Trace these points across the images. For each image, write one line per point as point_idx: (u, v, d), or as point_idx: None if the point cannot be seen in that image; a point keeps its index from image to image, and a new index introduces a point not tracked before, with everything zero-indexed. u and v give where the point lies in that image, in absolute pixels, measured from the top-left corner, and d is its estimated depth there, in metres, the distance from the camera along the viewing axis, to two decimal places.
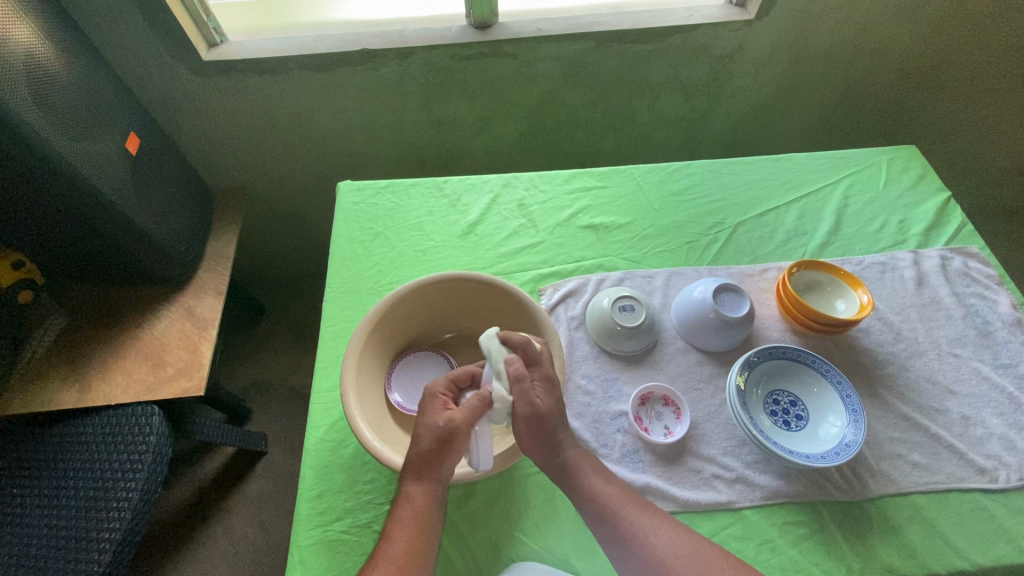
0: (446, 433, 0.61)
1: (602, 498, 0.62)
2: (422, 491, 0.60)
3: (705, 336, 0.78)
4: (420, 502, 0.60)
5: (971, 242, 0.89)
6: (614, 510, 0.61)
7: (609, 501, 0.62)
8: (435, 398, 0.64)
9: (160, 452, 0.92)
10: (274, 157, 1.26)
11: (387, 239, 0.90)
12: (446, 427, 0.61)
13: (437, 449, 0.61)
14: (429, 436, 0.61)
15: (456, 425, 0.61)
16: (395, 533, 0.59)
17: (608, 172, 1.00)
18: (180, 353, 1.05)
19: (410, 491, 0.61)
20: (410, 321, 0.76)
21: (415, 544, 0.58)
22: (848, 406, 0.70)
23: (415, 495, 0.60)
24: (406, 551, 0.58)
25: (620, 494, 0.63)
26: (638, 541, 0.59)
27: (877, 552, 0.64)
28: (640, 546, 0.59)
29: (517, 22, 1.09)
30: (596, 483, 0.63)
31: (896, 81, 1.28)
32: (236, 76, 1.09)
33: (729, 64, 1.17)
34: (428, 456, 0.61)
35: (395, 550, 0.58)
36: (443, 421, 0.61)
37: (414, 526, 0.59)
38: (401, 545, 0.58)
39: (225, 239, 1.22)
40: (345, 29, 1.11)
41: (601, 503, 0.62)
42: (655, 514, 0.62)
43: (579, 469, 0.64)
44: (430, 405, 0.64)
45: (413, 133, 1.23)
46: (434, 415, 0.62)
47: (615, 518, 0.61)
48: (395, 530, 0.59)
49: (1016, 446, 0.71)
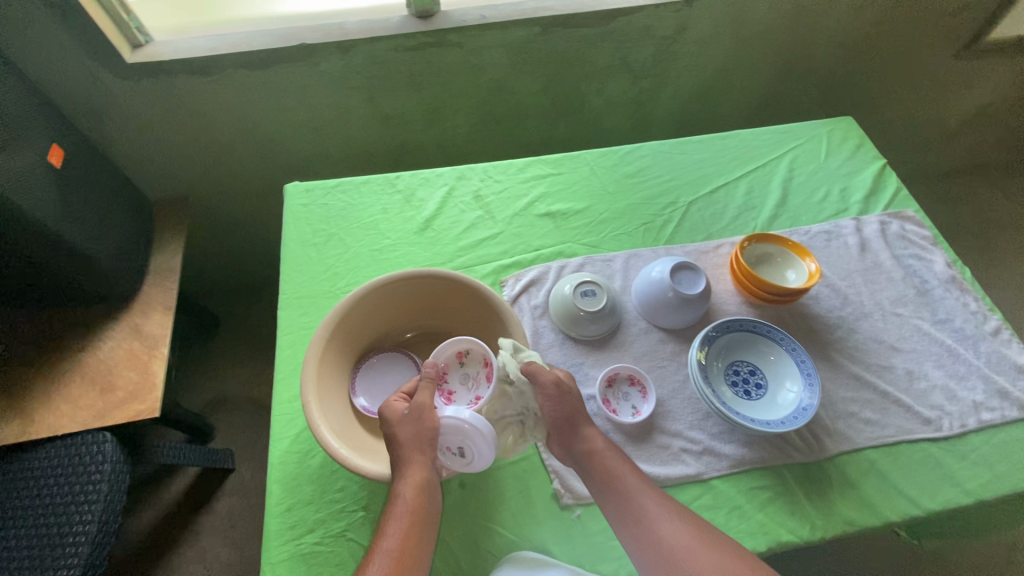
0: (420, 412, 0.63)
1: (622, 492, 0.62)
2: (408, 483, 0.60)
3: (664, 314, 0.79)
4: (406, 494, 0.59)
5: (906, 206, 0.93)
6: (635, 506, 0.61)
7: (630, 498, 0.62)
8: (396, 398, 0.66)
9: (116, 480, 0.87)
10: (215, 161, 1.20)
11: (341, 240, 0.88)
12: (413, 410, 0.63)
13: (420, 435, 0.62)
14: (405, 426, 0.62)
15: (425, 403, 0.64)
16: (390, 526, 0.58)
17: (561, 158, 1.00)
18: (130, 374, 1.00)
19: (399, 486, 0.60)
20: (371, 323, 0.74)
21: (412, 532, 0.58)
22: (803, 370, 0.72)
23: (401, 487, 0.60)
24: (401, 543, 0.57)
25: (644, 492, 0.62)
26: (656, 540, 0.59)
27: (837, 507, 0.67)
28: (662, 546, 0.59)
29: (459, 10, 1.06)
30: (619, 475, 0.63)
31: (833, 56, 1.32)
32: (165, 78, 1.03)
33: (674, 45, 1.18)
34: (410, 443, 0.61)
35: (390, 543, 0.57)
36: (410, 406, 0.63)
37: (408, 517, 0.58)
38: (396, 536, 0.58)
39: (169, 251, 1.16)
40: (282, 23, 1.06)
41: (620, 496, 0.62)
42: (675, 510, 0.61)
43: (598, 457, 0.64)
44: (392, 402, 0.66)
45: (363, 129, 1.20)
46: (397, 408, 0.64)
47: (632, 512, 0.61)
48: (389, 524, 0.58)
49: (957, 396, 0.75)
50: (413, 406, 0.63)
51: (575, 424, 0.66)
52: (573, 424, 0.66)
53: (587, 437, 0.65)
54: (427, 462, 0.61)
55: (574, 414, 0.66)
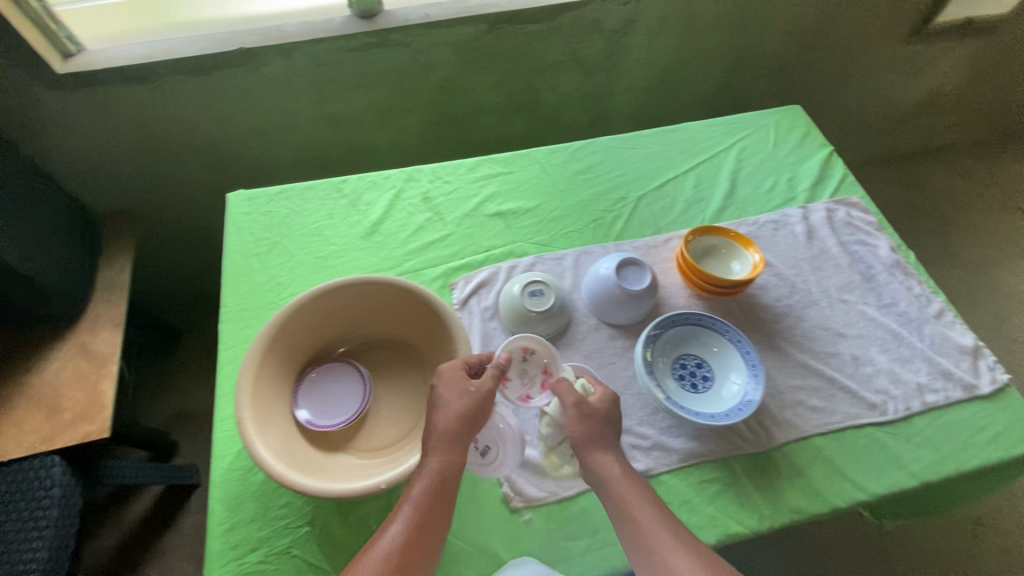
0: (483, 396, 0.63)
1: (636, 528, 0.58)
2: (442, 457, 0.60)
3: (612, 311, 0.78)
4: (436, 468, 0.60)
5: (852, 192, 0.94)
6: (650, 544, 0.57)
7: (647, 534, 0.58)
8: (456, 368, 0.65)
9: (66, 505, 0.85)
10: (161, 171, 1.17)
11: (285, 248, 0.86)
12: (478, 393, 0.63)
13: (465, 413, 0.62)
14: (455, 401, 0.62)
15: (489, 390, 0.63)
16: (415, 493, 0.59)
17: (511, 156, 0.98)
18: (77, 395, 0.97)
19: (431, 458, 0.60)
20: (313, 333, 0.72)
21: (435, 504, 0.58)
22: (748, 362, 0.72)
23: (430, 461, 0.60)
24: (423, 513, 0.58)
25: (662, 528, 0.58)
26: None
27: (785, 496, 0.68)
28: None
29: (403, 9, 1.04)
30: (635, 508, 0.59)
31: (784, 45, 1.33)
32: (100, 88, 1.00)
33: (624, 38, 1.17)
34: (458, 420, 0.61)
35: (414, 510, 0.58)
36: (475, 387, 0.63)
37: (436, 489, 0.59)
38: (419, 504, 0.58)
39: (117, 265, 1.13)
40: (220, 27, 1.02)
41: (637, 532, 0.58)
42: (689, 547, 0.57)
43: (614, 488, 0.60)
44: (450, 372, 0.64)
45: (314, 133, 1.18)
46: (461, 381, 0.63)
47: (646, 549, 0.57)
48: (413, 491, 0.59)
49: (901, 379, 0.76)
50: (476, 387, 0.63)
51: (588, 447, 0.62)
52: (587, 447, 0.62)
53: (610, 465, 0.61)
54: (466, 441, 0.62)
55: (592, 436, 0.62)
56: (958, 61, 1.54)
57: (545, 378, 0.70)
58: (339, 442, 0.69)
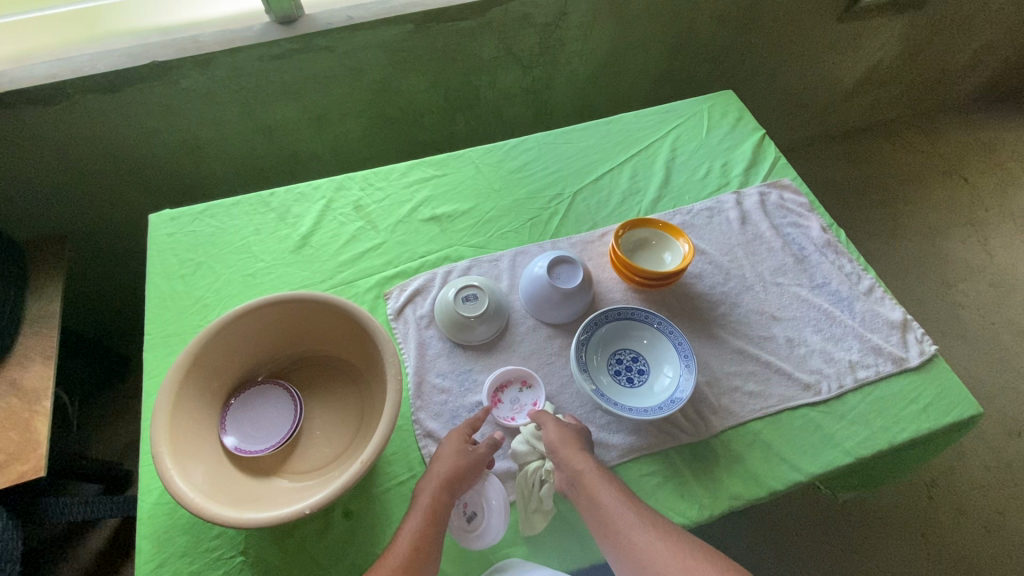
0: (478, 457, 0.65)
1: (603, 514, 0.60)
2: (431, 492, 0.61)
3: (548, 310, 0.78)
4: (431, 504, 0.60)
5: (784, 175, 0.96)
6: (617, 527, 0.59)
7: (615, 520, 0.59)
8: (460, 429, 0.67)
9: (8, 547, 0.86)
10: (85, 194, 1.12)
11: (211, 268, 0.83)
12: (475, 453, 0.65)
13: (463, 462, 0.64)
14: (455, 453, 0.64)
15: (484, 453, 0.65)
16: (406, 527, 0.59)
17: (445, 158, 0.97)
18: (9, 434, 0.93)
19: (425, 495, 0.61)
20: (237, 355, 0.69)
21: (426, 539, 0.58)
22: (681, 352, 0.72)
23: (425, 496, 0.61)
24: (414, 547, 0.57)
25: (628, 510, 0.60)
26: (641, 561, 0.56)
27: (724, 483, 0.68)
28: (643, 565, 0.56)
29: (325, 12, 1.01)
30: (604, 495, 0.61)
31: (720, 29, 1.33)
32: (7, 111, 0.95)
33: (558, 31, 1.16)
34: (452, 472, 0.63)
35: (403, 544, 0.57)
36: (475, 448, 0.65)
37: (428, 523, 0.59)
38: (409, 538, 0.58)
39: (47, 295, 1.08)
40: (131, 40, 0.98)
41: (605, 519, 0.60)
42: (654, 526, 0.59)
43: (581, 479, 0.62)
44: (453, 434, 0.66)
45: (246, 144, 1.14)
46: (461, 442, 0.65)
47: (613, 532, 0.59)
48: (406, 527, 0.59)
49: (834, 357, 0.77)
50: (476, 448, 0.65)
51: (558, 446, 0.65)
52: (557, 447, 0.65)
53: (582, 460, 0.63)
54: (457, 492, 0.63)
55: (562, 435, 0.66)
56: (892, 36, 1.56)
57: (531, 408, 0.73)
58: (270, 466, 0.67)
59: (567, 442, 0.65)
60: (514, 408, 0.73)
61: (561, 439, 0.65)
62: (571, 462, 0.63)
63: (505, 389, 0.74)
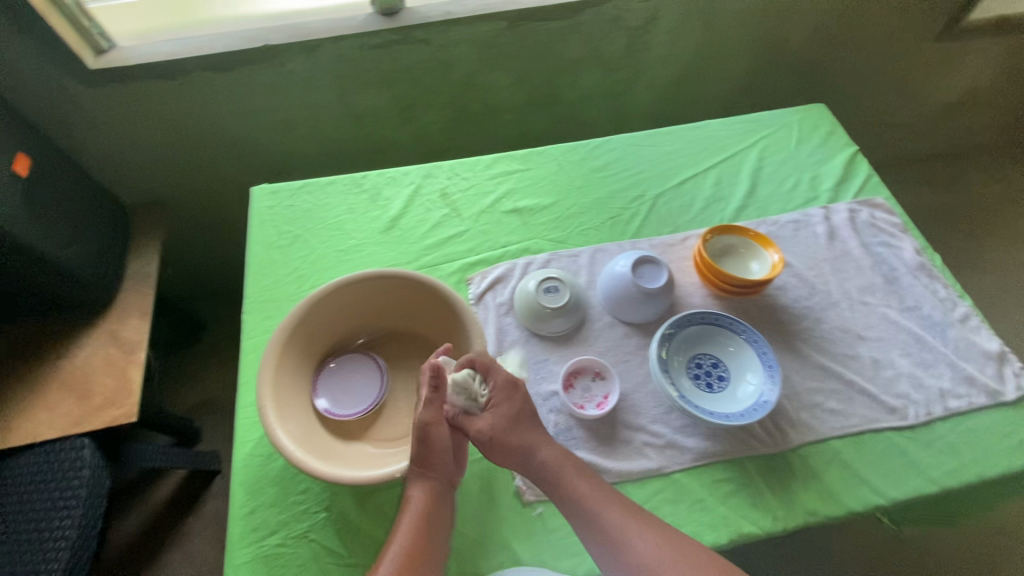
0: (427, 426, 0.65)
1: (628, 553, 0.60)
2: (419, 486, 0.63)
3: (628, 308, 0.78)
4: (418, 499, 0.62)
5: (876, 194, 0.93)
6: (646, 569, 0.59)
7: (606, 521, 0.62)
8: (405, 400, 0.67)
9: (96, 485, 0.87)
10: (187, 165, 1.20)
11: (307, 241, 0.88)
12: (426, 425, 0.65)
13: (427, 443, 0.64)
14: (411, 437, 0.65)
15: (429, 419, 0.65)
16: (401, 526, 0.61)
17: (529, 153, 0.99)
18: (108, 380, 1.01)
19: (413, 491, 0.63)
20: (333, 323, 0.73)
21: (422, 534, 0.61)
22: (765, 362, 0.72)
23: (415, 492, 0.63)
24: (411, 543, 0.60)
25: (646, 538, 0.60)
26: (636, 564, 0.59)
27: (800, 497, 0.67)
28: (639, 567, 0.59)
29: (425, 6, 1.05)
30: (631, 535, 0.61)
31: (810, 41, 1.30)
32: (131, 83, 1.03)
33: (645, 35, 1.17)
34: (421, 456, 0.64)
35: (401, 542, 0.60)
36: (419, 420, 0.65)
37: (420, 520, 0.61)
38: (405, 536, 0.60)
39: (146, 256, 1.16)
40: (245, 24, 1.05)
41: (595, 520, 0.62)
42: (667, 552, 0.59)
43: (599, 515, 0.62)
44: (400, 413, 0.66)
45: (334, 128, 1.19)
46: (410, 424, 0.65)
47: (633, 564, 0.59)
48: (400, 526, 0.61)
49: (923, 384, 0.75)
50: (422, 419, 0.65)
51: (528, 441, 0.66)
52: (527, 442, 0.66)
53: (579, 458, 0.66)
54: (439, 473, 0.64)
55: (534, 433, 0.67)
56: (991, 59, 1.49)
57: (601, 400, 0.74)
58: (355, 431, 0.70)
59: (519, 419, 0.67)
60: (583, 395, 0.74)
61: (514, 428, 0.66)
62: (586, 496, 0.63)
63: (577, 375, 0.76)
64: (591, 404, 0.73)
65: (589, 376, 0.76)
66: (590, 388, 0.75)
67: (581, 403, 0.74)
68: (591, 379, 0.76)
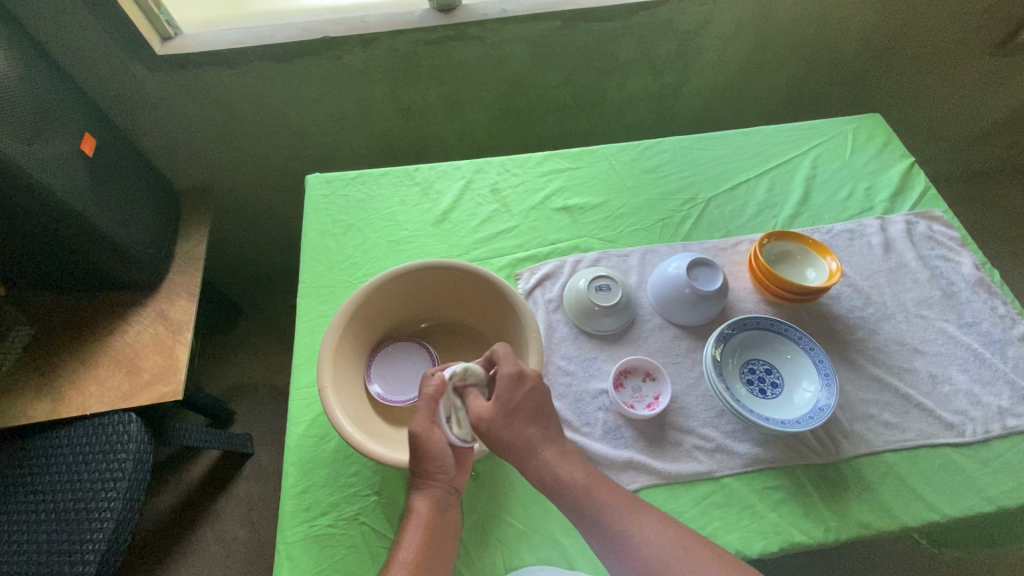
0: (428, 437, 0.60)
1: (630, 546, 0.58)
2: (424, 496, 0.60)
3: (680, 310, 0.78)
4: (422, 511, 0.60)
5: (934, 207, 0.91)
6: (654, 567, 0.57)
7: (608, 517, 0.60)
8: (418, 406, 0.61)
9: (141, 458, 0.90)
10: (238, 153, 1.23)
11: (360, 230, 0.89)
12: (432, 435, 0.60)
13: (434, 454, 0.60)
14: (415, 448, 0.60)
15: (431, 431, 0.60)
16: (406, 539, 0.58)
17: (580, 152, 0.99)
18: (156, 357, 1.04)
19: (417, 502, 0.60)
20: (388, 311, 0.74)
21: (428, 548, 0.58)
22: (821, 370, 0.71)
23: (420, 505, 0.60)
24: (417, 558, 0.57)
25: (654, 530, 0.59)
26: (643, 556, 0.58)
27: (852, 509, 0.66)
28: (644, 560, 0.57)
29: (482, 4, 1.06)
30: (639, 532, 0.59)
31: (862, 51, 1.28)
32: (193, 70, 1.06)
33: (696, 40, 1.16)
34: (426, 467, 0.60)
35: (407, 558, 0.57)
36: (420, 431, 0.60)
37: (425, 530, 0.59)
38: (411, 550, 0.57)
39: (195, 239, 1.19)
40: (305, 16, 1.07)
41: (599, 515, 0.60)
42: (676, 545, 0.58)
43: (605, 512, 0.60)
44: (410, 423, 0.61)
45: (382, 121, 1.21)
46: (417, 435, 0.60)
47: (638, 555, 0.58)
48: (405, 539, 0.58)
49: (981, 401, 0.73)
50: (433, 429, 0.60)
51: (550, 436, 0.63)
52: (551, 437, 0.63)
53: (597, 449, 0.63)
54: (444, 481, 0.61)
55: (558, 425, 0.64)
56: None
57: (652, 401, 0.74)
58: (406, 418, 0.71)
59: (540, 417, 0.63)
60: (634, 395, 0.74)
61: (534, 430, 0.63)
62: (597, 494, 0.61)
63: (628, 375, 0.76)
64: (641, 405, 0.73)
65: (641, 376, 0.76)
66: (641, 389, 0.75)
67: (632, 403, 0.74)
68: (642, 380, 0.76)
